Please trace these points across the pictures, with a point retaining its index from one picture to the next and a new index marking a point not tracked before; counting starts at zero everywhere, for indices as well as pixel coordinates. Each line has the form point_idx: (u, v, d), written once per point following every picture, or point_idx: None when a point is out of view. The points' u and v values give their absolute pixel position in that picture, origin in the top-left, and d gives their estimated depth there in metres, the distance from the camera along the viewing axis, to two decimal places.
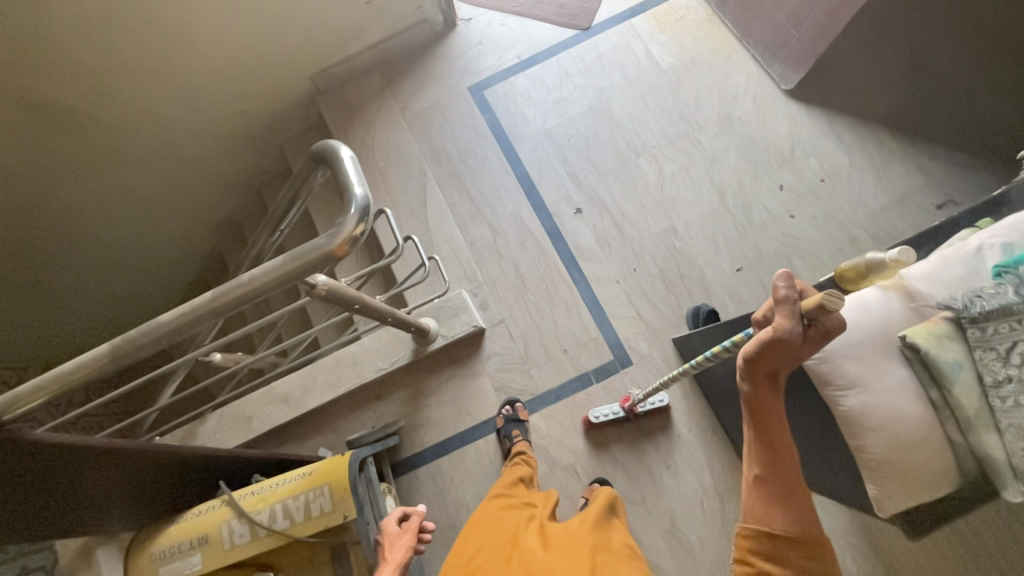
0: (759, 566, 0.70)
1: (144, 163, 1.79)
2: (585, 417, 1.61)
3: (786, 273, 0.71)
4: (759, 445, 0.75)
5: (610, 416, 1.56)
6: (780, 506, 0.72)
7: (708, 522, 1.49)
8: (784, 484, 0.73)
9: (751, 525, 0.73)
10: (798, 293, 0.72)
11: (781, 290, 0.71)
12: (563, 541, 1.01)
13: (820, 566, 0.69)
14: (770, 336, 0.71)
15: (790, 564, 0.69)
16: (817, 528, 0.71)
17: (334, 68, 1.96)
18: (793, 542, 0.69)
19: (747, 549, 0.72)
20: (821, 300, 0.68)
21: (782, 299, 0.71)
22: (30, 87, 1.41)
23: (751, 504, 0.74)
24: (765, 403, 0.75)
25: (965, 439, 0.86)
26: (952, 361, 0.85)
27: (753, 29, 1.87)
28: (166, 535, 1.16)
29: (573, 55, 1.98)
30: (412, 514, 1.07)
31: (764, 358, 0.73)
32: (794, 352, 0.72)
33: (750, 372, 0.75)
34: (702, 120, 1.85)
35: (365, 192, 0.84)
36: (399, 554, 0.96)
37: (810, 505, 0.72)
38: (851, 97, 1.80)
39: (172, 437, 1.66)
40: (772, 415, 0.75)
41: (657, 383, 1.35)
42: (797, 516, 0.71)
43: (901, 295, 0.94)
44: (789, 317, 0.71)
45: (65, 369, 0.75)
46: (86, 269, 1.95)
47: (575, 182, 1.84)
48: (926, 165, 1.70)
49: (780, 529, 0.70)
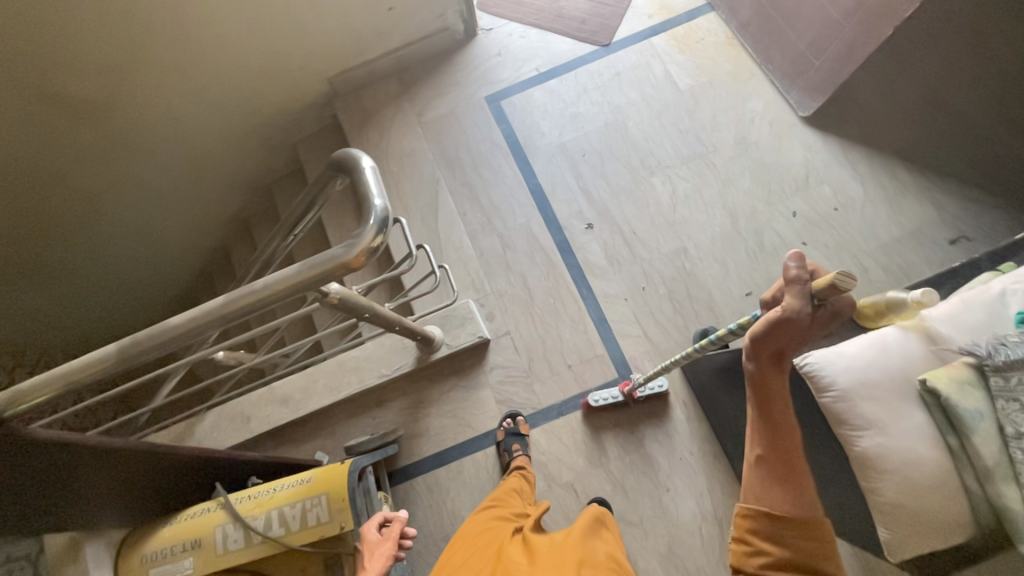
0: (756, 546, 0.67)
1: (157, 156, 1.78)
2: (584, 401, 1.62)
3: (797, 253, 0.70)
4: (761, 424, 0.72)
5: (609, 400, 1.58)
6: (782, 486, 0.69)
7: (706, 548, 1.47)
8: (787, 464, 0.70)
9: (750, 504, 0.70)
10: (810, 274, 0.70)
11: (792, 270, 0.70)
12: (550, 554, 1.00)
13: (820, 549, 0.66)
14: (780, 316, 0.69)
15: (789, 545, 0.66)
16: (817, 508, 0.68)
17: (353, 71, 1.96)
18: (791, 523, 0.66)
19: (746, 528, 0.69)
20: (833, 279, 0.66)
21: (792, 280, 0.70)
22: (47, 74, 1.41)
23: (751, 483, 0.71)
24: (770, 383, 0.72)
25: (983, 488, 0.84)
26: (972, 409, 0.83)
27: (773, 55, 1.88)
28: (158, 537, 1.14)
29: (591, 71, 1.99)
30: (394, 519, 1.05)
31: (772, 338, 0.70)
32: (802, 333, 0.70)
33: (755, 352, 0.72)
34: (718, 143, 1.85)
35: (385, 204, 0.82)
36: (379, 562, 0.97)
37: (811, 486, 0.69)
38: (867, 128, 1.80)
39: (168, 434, 1.64)
40: (776, 396, 0.72)
41: (658, 367, 1.37)
42: (798, 497, 0.68)
43: (922, 337, 0.93)
44: (799, 297, 0.69)
45: (73, 367, 0.74)
46: (92, 258, 1.94)
47: (587, 198, 1.84)
48: (939, 200, 1.70)
49: (779, 509, 0.67)
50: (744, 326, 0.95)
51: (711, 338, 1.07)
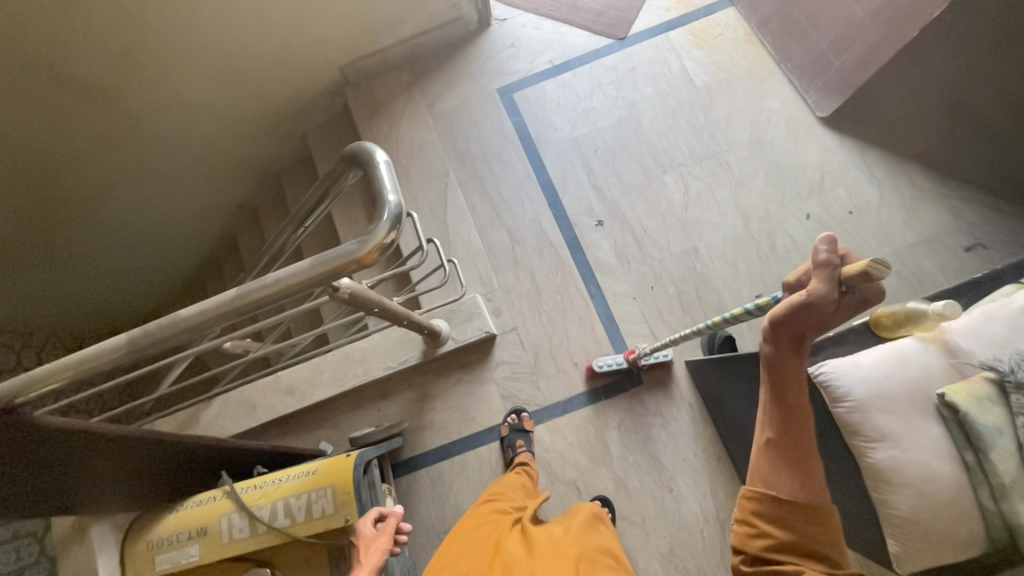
0: (760, 528, 0.66)
1: (168, 142, 1.78)
2: (587, 365, 1.65)
3: (829, 237, 0.65)
4: (774, 407, 0.68)
5: (613, 366, 1.60)
6: (791, 471, 0.66)
7: (707, 550, 1.47)
8: (798, 448, 0.66)
9: (757, 487, 0.68)
10: (842, 259, 0.65)
11: (821, 254, 0.65)
12: (549, 547, 1.00)
13: (824, 534, 0.64)
14: (803, 299, 0.64)
15: (793, 529, 0.65)
16: (825, 493, 0.66)
17: (365, 60, 1.94)
18: (796, 507, 0.65)
19: (751, 510, 0.68)
20: (866, 266, 0.61)
21: (821, 264, 0.65)
22: (61, 59, 1.40)
23: (760, 465, 0.68)
24: (787, 366, 0.67)
25: (998, 505, 0.82)
26: (991, 425, 0.82)
27: (793, 53, 1.84)
28: (164, 524, 1.16)
29: (606, 64, 1.96)
30: (389, 515, 1.05)
31: (794, 320, 0.65)
32: (826, 319, 0.65)
33: (774, 333, 0.67)
34: (733, 142, 1.82)
35: (399, 199, 0.81)
36: (374, 557, 0.96)
37: (820, 471, 0.66)
38: (887, 131, 1.77)
39: (174, 419, 1.65)
40: (792, 380, 0.67)
41: (667, 340, 1.35)
42: (807, 482, 0.65)
43: (941, 350, 0.91)
44: (826, 281, 0.64)
45: (84, 356, 0.73)
46: (100, 242, 1.94)
47: (598, 194, 1.82)
48: (956, 206, 1.68)
49: (787, 493, 0.65)
50: (763, 307, 0.90)
51: (725, 315, 1.03)
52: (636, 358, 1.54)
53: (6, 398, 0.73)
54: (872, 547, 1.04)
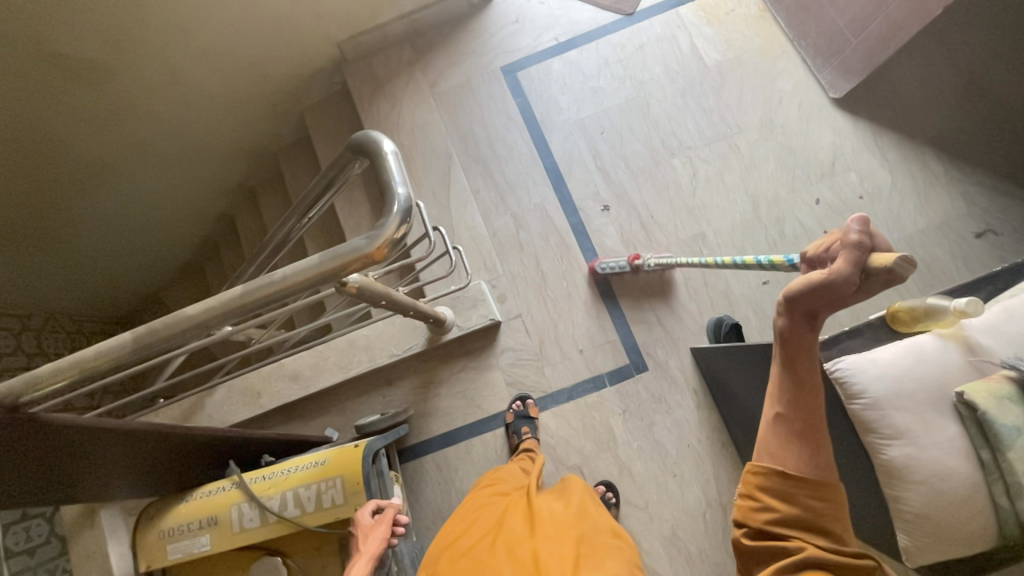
0: (764, 502, 0.66)
1: (163, 121, 1.72)
2: (590, 267, 1.69)
3: (863, 218, 0.59)
4: (784, 381, 0.68)
5: (615, 268, 1.63)
6: (799, 445, 0.66)
7: (709, 533, 1.50)
8: (808, 422, 0.67)
9: (763, 462, 0.68)
10: (873, 242, 0.60)
11: (851, 234, 0.60)
12: (551, 524, 1.01)
13: (830, 509, 0.65)
14: (820, 279, 0.62)
15: (798, 503, 0.65)
16: (833, 470, 0.66)
17: (363, 36, 1.86)
18: (804, 483, 0.65)
19: (755, 485, 0.68)
20: (895, 259, 0.58)
21: (849, 244, 0.61)
22: (47, 34, 1.34)
23: (767, 440, 0.69)
24: (800, 342, 0.67)
25: (1012, 502, 0.85)
26: (1010, 425, 0.82)
27: (808, 31, 1.77)
28: (175, 513, 1.17)
29: (614, 42, 1.88)
30: (387, 506, 1.08)
31: (809, 297, 0.64)
32: (842, 299, 0.63)
33: (788, 306, 0.66)
34: (743, 124, 1.77)
35: (408, 192, 0.78)
36: (375, 544, 0.99)
37: (828, 446, 0.67)
38: (901, 114, 1.72)
39: (177, 407, 1.64)
40: (805, 355, 0.67)
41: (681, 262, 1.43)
42: (816, 458, 0.66)
43: (961, 347, 0.90)
44: (851, 263, 0.60)
45: (87, 355, 0.70)
46: (98, 222, 1.91)
47: (605, 178, 1.78)
48: (969, 192, 1.65)
49: (793, 468, 0.65)
50: (776, 265, 0.97)
51: (737, 260, 1.16)
52: (641, 264, 1.61)
53: (8, 398, 0.71)
54: (876, 534, 1.07)
